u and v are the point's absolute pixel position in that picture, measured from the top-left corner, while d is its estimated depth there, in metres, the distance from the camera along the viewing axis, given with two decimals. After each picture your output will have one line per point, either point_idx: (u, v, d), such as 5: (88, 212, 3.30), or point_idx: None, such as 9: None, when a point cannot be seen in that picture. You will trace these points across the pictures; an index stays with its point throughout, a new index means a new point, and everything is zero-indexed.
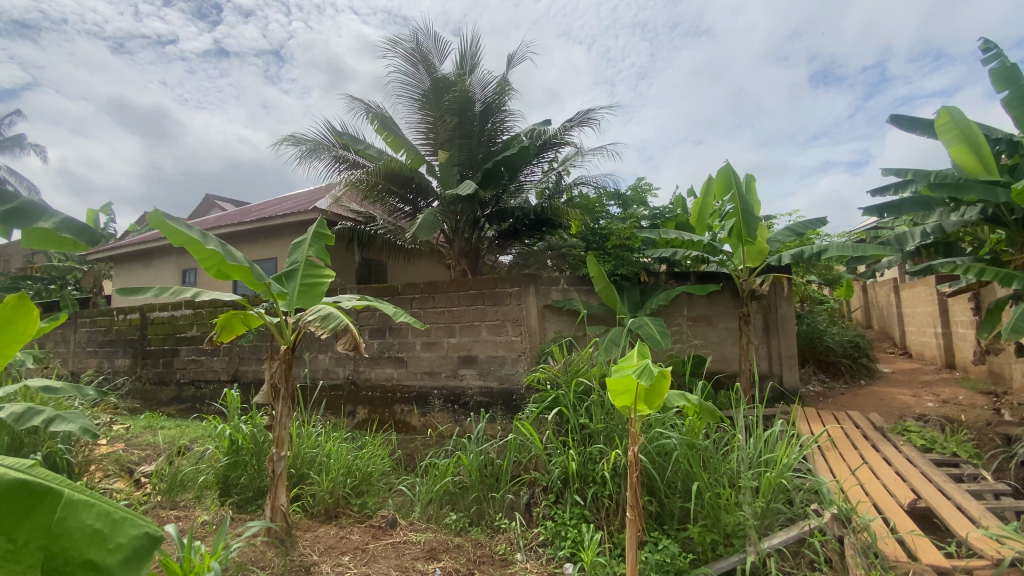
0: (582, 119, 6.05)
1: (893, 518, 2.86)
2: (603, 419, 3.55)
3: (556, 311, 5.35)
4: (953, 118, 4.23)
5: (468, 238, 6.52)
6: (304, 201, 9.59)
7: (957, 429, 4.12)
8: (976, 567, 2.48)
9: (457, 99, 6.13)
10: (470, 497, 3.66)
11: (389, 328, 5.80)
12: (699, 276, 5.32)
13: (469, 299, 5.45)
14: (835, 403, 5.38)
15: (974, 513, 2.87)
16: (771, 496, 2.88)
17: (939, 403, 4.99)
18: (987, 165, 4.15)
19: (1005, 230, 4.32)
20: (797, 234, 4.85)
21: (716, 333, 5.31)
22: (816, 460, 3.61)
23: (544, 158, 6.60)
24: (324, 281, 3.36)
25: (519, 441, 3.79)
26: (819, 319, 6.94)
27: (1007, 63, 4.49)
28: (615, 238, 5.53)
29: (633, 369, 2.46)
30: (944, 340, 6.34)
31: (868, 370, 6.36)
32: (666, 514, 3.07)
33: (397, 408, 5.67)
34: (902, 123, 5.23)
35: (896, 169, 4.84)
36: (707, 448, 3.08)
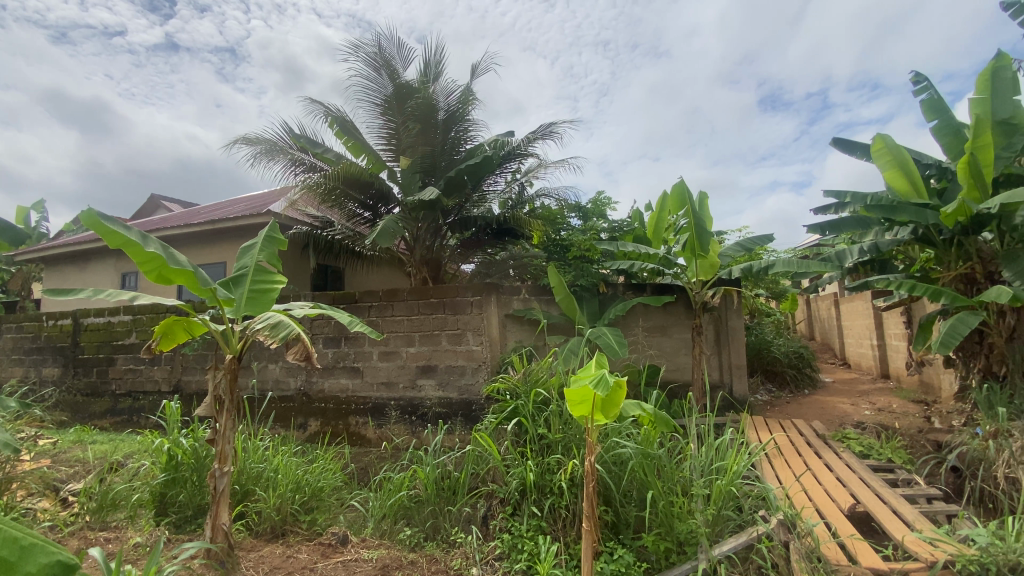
0: (545, 131, 6.11)
1: (835, 523, 2.98)
2: (562, 429, 3.53)
3: (516, 321, 5.34)
4: (887, 145, 4.49)
5: (429, 246, 6.41)
6: (259, 203, 9.24)
7: (890, 435, 4.36)
8: (911, 568, 2.60)
9: (420, 106, 6.06)
10: (426, 511, 3.56)
11: (344, 337, 5.63)
12: (655, 287, 5.49)
13: (429, 308, 5.37)
14: (782, 411, 5.61)
15: (908, 517, 3.03)
16: (722, 503, 2.95)
17: (875, 411, 5.29)
18: (917, 188, 4.49)
19: (934, 249, 4.61)
20: (746, 248, 5.05)
21: (670, 343, 5.45)
22: (764, 467, 3.75)
23: (507, 169, 6.55)
24: (274, 287, 3.29)
25: (476, 453, 3.73)
26: (766, 331, 7.25)
27: (936, 95, 4.87)
28: (575, 250, 5.64)
29: (590, 379, 2.47)
30: (880, 351, 6.75)
31: (812, 380, 6.69)
32: (621, 523, 3.10)
33: (351, 420, 5.50)
34: (844, 146, 5.58)
35: (836, 191, 5.14)
36: (661, 457, 3.13)
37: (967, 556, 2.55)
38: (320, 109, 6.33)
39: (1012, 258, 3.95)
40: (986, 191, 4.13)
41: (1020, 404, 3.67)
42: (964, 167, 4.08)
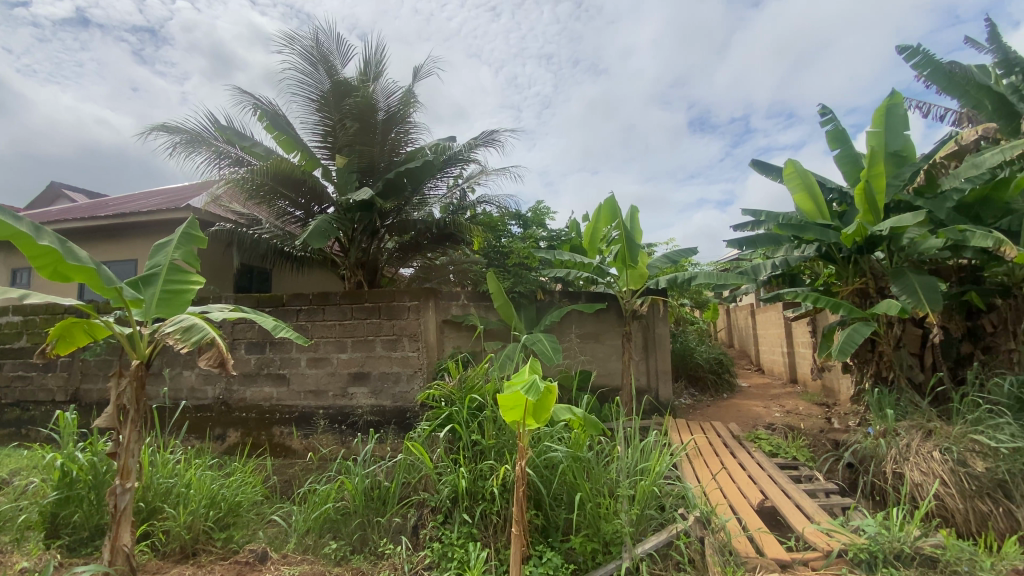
0: (487, 139, 6.15)
1: (745, 518, 3.19)
2: (495, 434, 3.53)
3: (454, 327, 5.33)
4: (797, 169, 4.93)
5: (365, 248, 6.24)
6: (178, 197, 8.59)
7: (796, 436, 4.75)
8: (810, 558, 2.83)
9: (358, 104, 5.88)
10: (353, 523, 3.44)
11: (269, 343, 5.34)
12: (589, 295, 5.71)
13: (363, 313, 5.22)
14: (703, 414, 5.96)
15: (809, 511, 3.29)
16: (645, 503, 3.08)
17: (783, 413, 5.76)
18: (820, 210, 4.94)
19: (835, 265, 5.06)
20: (673, 261, 5.35)
21: (603, 349, 5.64)
22: (685, 468, 3.95)
23: (449, 174, 6.41)
24: (191, 288, 3.10)
25: (409, 461, 3.66)
26: (690, 338, 7.69)
27: (840, 127, 5.39)
28: (514, 257, 5.70)
29: (522, 385, 2.51)
30: (789, 358, 7.35)
31: (730, 384, 7.16)
32: (551, 527, 3.16)
33: (275, 430, 5.22)
34: (761, 168, 6.07)
35: (753, 210, 5.58)
36: (590, 459, 3.23)
37: (858, 545, 2.81)
38: (250, 100, 5.99)
39: (899, 275, 4.43)
40: (878, 215, 4.60)
41: (903, 405, 4.11)
42: (861, 192, 4.54)
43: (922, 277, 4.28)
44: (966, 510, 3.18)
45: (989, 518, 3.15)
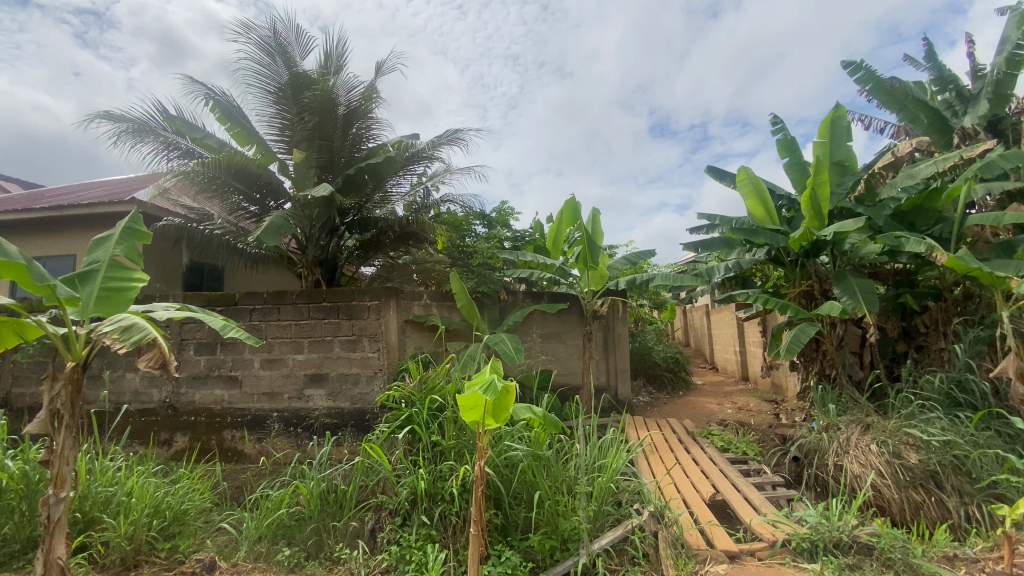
0: (451, 137, 6.11)
1: (697, 511, 3.30)
2: (455, 435, 3.51)
3: (416, 327, 5.28)
4: (749, 176, 5.13)
5: (323, 246, 6.07)
6: (123, 189, 8.13)
7: (747, 431, 4.95)
8: (756, 549, 2.95)
9: (317, 98, 5.72)
10: (308, 528, 3.35)
11: (220, 343, 5.12)
12: (552, 296, 5.77)
13: (321, 312, 5.09)
14: (660, 411, 6.13)
15: (756, 503, 3.44)
16: (602, 499, 3.13)
17: (735, 410, 5.99)
18: (770, 215, 5.17)
19: (784, 268, 5.31)
20: (632, 262, 5.48)
21: (564, 349, 5.71)
22: (641, 464, 4.06)
23: (412, 171, 6.27)
24: (133, 286, 2.97)
25: (366, 464, 3.59)
26: (649, 337, 7.89)
27: (789, 136, 5.66)
28: (478, 257, 5.62)
29: (481, 386, 2.51)
30: (741, 356, 7.65)
31: (686, 382, 7.39)
32: (510, 525, 3.17)
33: (226, 434, 5.02)
34: (716, 174, 6.29)
35: (708, 214, 5.77)
36: (550, 457, 3.27)
37: (801, 535, 2.94)
38: (202, 90, 5.74)
39: (841, 278, 4.68)
40: (823, 221, 4.83)
41: (844, 401, 4.34)
42: (808, 200, 4.77)
43: (861, 280, 4.55)
44: (900, 499, 3.38)
45: (921, 507, 3.35)
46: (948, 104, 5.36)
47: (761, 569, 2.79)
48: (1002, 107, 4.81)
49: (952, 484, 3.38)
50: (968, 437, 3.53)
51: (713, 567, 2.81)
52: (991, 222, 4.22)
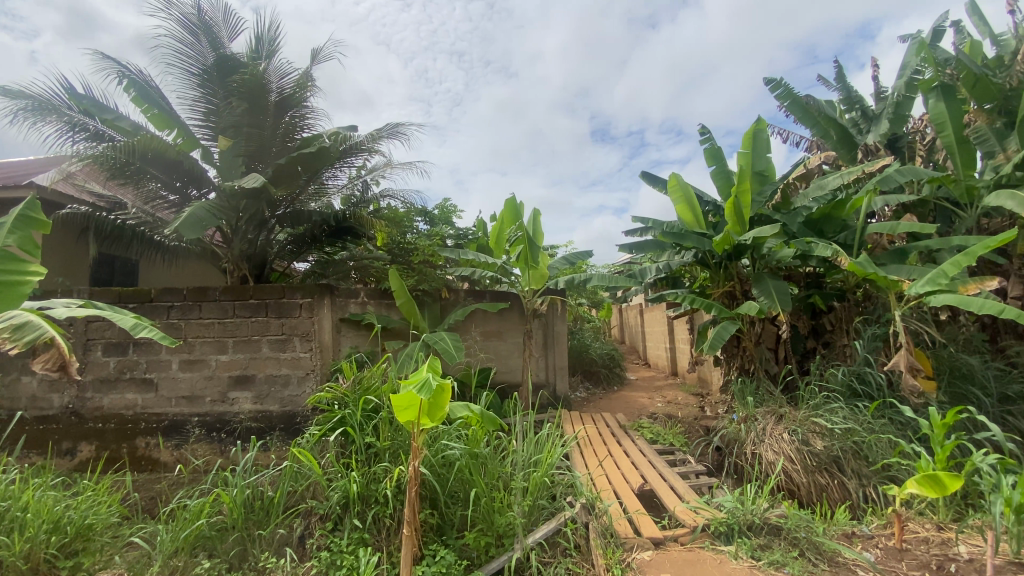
0: (391, 131, 5.97)
1: (626, 501, 3.45)
2: (391, 435, 3.43)
3: (352, 325, 5.13)
4: (679, 182, 5.41)
5: (251, 239, 5.75)
6: (20, 172, 7.30)
7: (674, 424, 5.23)
8: (679, 534, 3.13)
9: (245, 82, 5.39)
10: (230, 539, 3.16)
11: (132, 344, 4.72)
12: (493, 295, 5.82)
13: (248, 311, 4.82)
14: (595, 406, 6.34)
15: (680, 491, 3.64)
16: (538, 494, 3.18)
17: (664, 403, 6.31)
18: (698, 220, 5.48)
19: (709, 270, 5.62)
20: (571, 263, 5.60)
21: (504, 347, 5.76)
22: (575, 458, 4.19)
23: (350, 163, 6.02)
24: (28, 281, 2.73)
25: (295, 468, 3.45)
26: (586, 335, 8.12)
27: (716, 146, 6.02)
28: (419, 254, 5.49)
29: (415, 385, 2.49)
30: (671, 352, 8.04)
31: (620, 378, 7.69)
32: (446, 524, 3.16)
33: (139, 441, 4.65)
34: (650, 180, 6.57)
35: (642, 217, 6.02)
36: (486, 455, 3.28)
37: (719, 519, 3.15)
38: (115, 67, 5.26)
39: (759, 280, 5.04)
40: (744, 226, 5.16)
41: (761, 394, 4.68)
42: (731, 207, 5.08)
43: (777, 282, 4.91)
44: (808, 483, 3.69)
45: (826, 489, 3.68)
46: (854, 123, 5.89)
47: (684, 554, 2.96)
48: (900, 126, 5.33)
49: (852, 468, 3.71)
50: (866, 424, 3.90)
51: (639, 554, 2.94)
52: (887, 231, 4.68)
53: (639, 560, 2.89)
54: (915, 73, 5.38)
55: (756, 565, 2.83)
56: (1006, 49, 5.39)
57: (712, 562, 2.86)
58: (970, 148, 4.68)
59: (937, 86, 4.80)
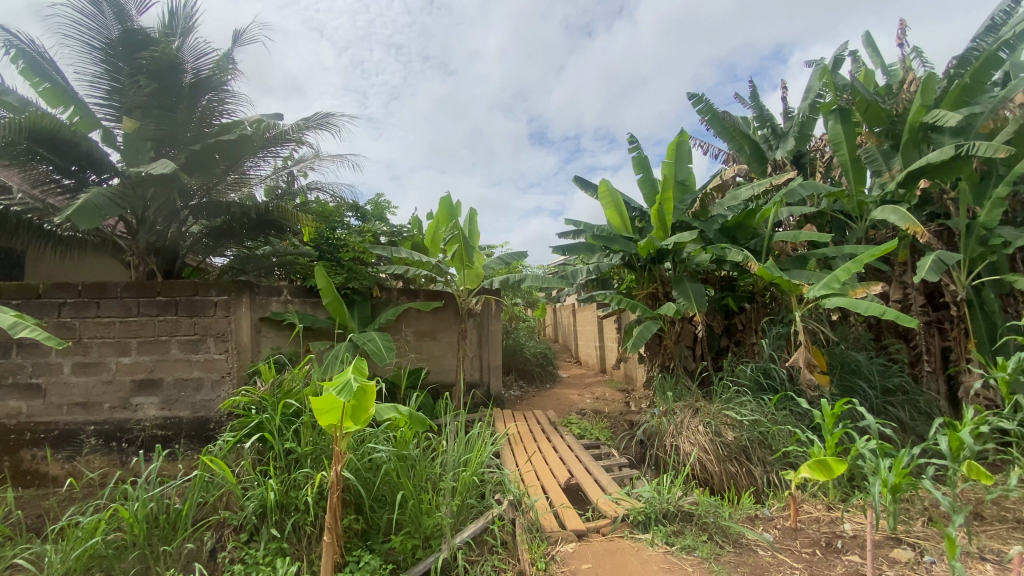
0: (320, 121, 5.72)
1: (553, 496, 3.55)
2: (313, 440, 3.28)
3: (273, 325, 4.97)
4: (609, 188, 5.62)
5: (160, 231, 5.31)
6: None
7: (601, 419, 5.45)
8: (601, 525, 3.26)
9: (155, 60, 4.96)
10: (130, 558, 2.90)
11: (16, 346, 4.22)
12: (427, 293, 5.77)
13: (155, 309, 4.44)
14: (527, 404, 6.45)
15: (604, 483, 3.79)
16: (467, 493, 3.19)
17: (593, 399, 6.54)
18: (625, 225, 5.73)
19: (634, 272, 5.90)
20: (506, 263, 5.64)
21: (438, 347, 5.73)
22: (505, 456, 4.25)
23: (274, 153, 5.64)
24: None
25: (206, 478, 3.23)
26: (521, 334, 8.23)
27: (642, 155, 6.31)
28: (349, 251, 5.37)
29: (335, 387, 2.40)
30: (601, 350, 8.33)
31: (553, 376, 7.87)
32: (372, 529, 3.09)
33: (23, 453, 4.17)
34: (582, 185, 6.78)
35: (574, 220, 6.22)
36: (415, 456, 3.24)
37: (638, 509, 3.32)
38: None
39: (679, 282, 5.34)
40: (667, 232, 5.46)
41: (680, 389, 4.98)
42: (655, 213, 5.36)
43: (695, 284, 5.24)
44: (720, 471, 3.97)
45: (735, 476, 3.96)
46: (766, 139, 6.40)
47: (605, 544, 3.09)
48: (804, 145, 5.86)
49: (758, 456, 4.02)
50: (770, 416, 4.24)
51: (562, 547, 3.04)
52: (791, 239, 5.13)
53: (562, 553, 2.97)
54: (818, 96, 5.91)
55: (670, 550, 3.00)
56: (894, 78, 6.06)
57: (631, 550, 3.00)
58: (861, 167, 5.21)
59: (836, 109, 5.30)
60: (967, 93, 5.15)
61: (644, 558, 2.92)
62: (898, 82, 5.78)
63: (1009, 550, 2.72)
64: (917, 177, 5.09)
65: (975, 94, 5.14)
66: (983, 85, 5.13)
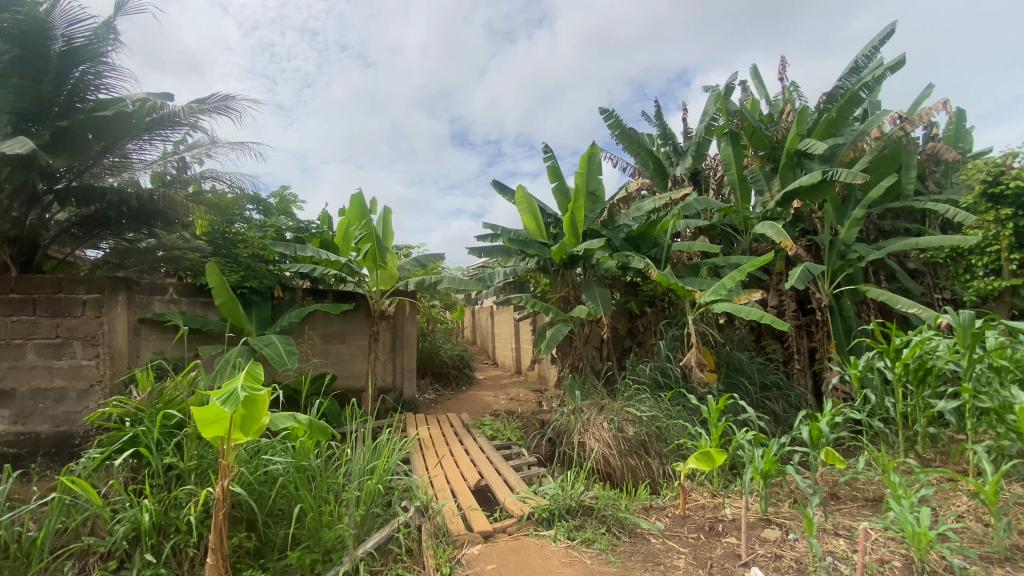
0: (218, 105, 5.26)
1: (461, 499, 3.56)
2: (198, 454, 3.02)
3: (155, 327, 4.52)
4: (525, 194, 5.75)
5: (16, 220, 4.59)
6: None
7: (514, 419, 5.55)
8: (507, 525, 3.34)
9: (18, 23, 4.26)
10: None
11: None
12: (336, 293, 5.57)
13: (7, 308, 3.88)
14: (442, 406, 6.40)
15: (512, 482, 3.87)
16: (371, 502, 3.09)
17: (508, 400, 6.64)
18: (539, 230, 5.89)
19: (549, 276, 6.08)
20: (422, 264, 5.54)
21: (348, 350, 5.55)
22: (415, 461, 4.20)
23: (162, 137, 5.13)
24: None
25: (66, 502, 2.84)
26: (438, 336, 8.15)
27: (556, 164, 6.52)
28: (248, 246, 5.03)
29: (219, 396, 2.22)
30: (517, 352, 8.47)
31: (469, 378, 7.87)
32: (266, 546, 2.90)
33: None
34: (500, 190, 6.87)
35: (492, 225, 6.29)
36: (316, 467, 3.06)
37: (543, 506, 3.43)
38: None
39: (588, 287, 5.59)
40: (579, 238, 5.69)
41: (588, 388, 5.21)
42: (568, 221, 5.56)
43: (602, 289, 5.51)
44: (621, 465, 4.21)
45: (635, 469, 4.22)
46: (668, 155, 6.90)
47: (509, 543, 3.15)
48: (700, 163, 6.39)
49: (655, 449, 4.30)
50: (666, 411, 4.57)
51: (468, 549, 3.05)
52: (686, 249, 5.57)
53: (467, 556, 2.99)
54: (713, 119, 6.48)
55: (571, 544, 3.13)
56: (776, 107, 6.82)
57: (534, 547, 3.09)
58: (747, 186, 5.78)
59: (727, 132, 5.84)
60: (834, 126, 5.89)
61: (546, 554, 3.01)
62: (779, 111, 6.49)
63: (856, 525, 3.14)
64: (792, 198, 5.75)
65: (840, 126, 5.89)
66: (846, 119, 5.90)
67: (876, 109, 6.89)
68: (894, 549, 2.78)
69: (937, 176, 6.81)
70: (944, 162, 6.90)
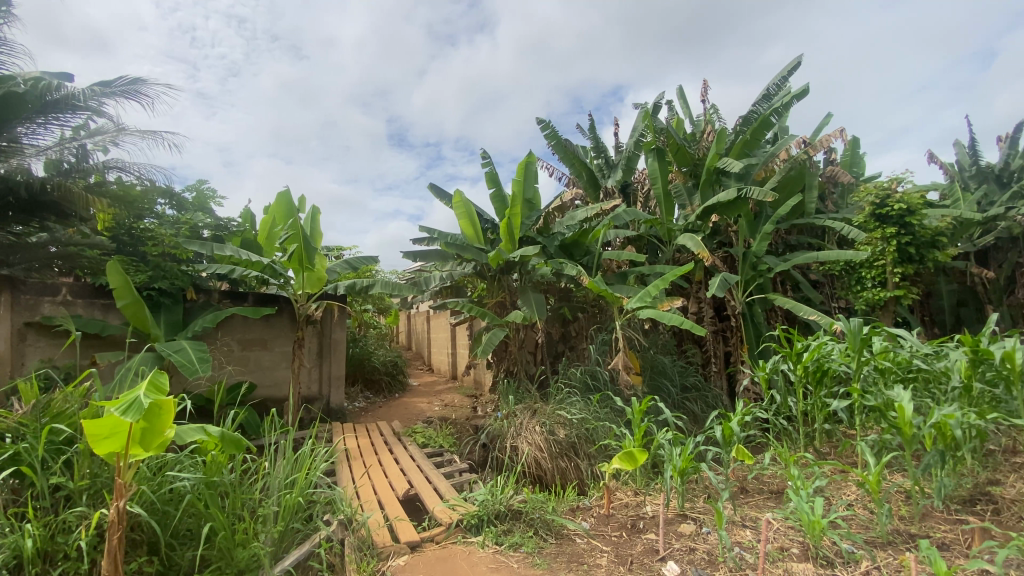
0: (125, 89, 4.82)
1: (388, 510, 3.49)
2: (91, 473, 2.72)
3: (42, 332, 4.17)
4: (462, 199, 5.74)
5: None
6: None
7: (447, 426, 5.50)
8: (435, 534, 3.31)
9: None
10: None
11: None
12: (257, 297, 5.27)
13: None
14: (372, 415, 6.21)
15: (442, 490, 3.84)
16: (291, 517, 2.94)
17: (441, 407, 6.56)
18: (478, 236, 5.90)
19: (485, 281, 6.10)
20: (353, 267, 5.36)
21: (269, 357, 5.27)
22: (341, 472, 4.06)
23: (60, 121, 4.63)
24: None
25: None
26: (370, 342, 7.90)
27: (494, 170, 6.56)
28: (159, 245, 4.69)
29: (118, 406, 2.03)
30: (453, 358, 8.39)
31: (402, 385, 7.69)
32: (171, 570, 2.67)
33: None
34: (438, 193, 6.81)
35: (428, 228, 6.22)
36: (228, 482, 2.87)
37: (472, 513, 3.43)
38: None
39: (523, 293, 5.65)
40: (515, 244, 5.76)
41: (521, 392, 5.28)
42: (504, 227, 5.60)
43: (537, 295, 5.60)
44: (552, 467, 4.31)
45: (565, 471, 4.32)
46: (600, 167, 7.16)
47: (437, 552, 3.12)
48: (629, 176, 6.66)
49: (583, 451, 4.42)
50: (595, 414, 4.71)
51: (394, 561, 2.99)
52: (616, 257, 5.80)
53: (393, 568, 2.93)
54: (642, 135, 6.80)
55: (499, 549, 3.15)
56: (698, 127, 7.27)
57: (462, 555, 3.09)
58: (670, 200, 6.12)
59: (654, 148, 6.15)
60: (748, 147, 6.38)
61: (474, 561, 3.01)
62: (701, 131, 6.94)
63: (760, 516, 3.41)
64: (711, 212, 6.16)
65: (753, 148, 6.40)
66: (758, 141, 6.42)
67: (784, 133, 7.54)
68: (793, 537, 3.05)
69: (835, 197, 7.56)
70: (840, 184, 7.68)
